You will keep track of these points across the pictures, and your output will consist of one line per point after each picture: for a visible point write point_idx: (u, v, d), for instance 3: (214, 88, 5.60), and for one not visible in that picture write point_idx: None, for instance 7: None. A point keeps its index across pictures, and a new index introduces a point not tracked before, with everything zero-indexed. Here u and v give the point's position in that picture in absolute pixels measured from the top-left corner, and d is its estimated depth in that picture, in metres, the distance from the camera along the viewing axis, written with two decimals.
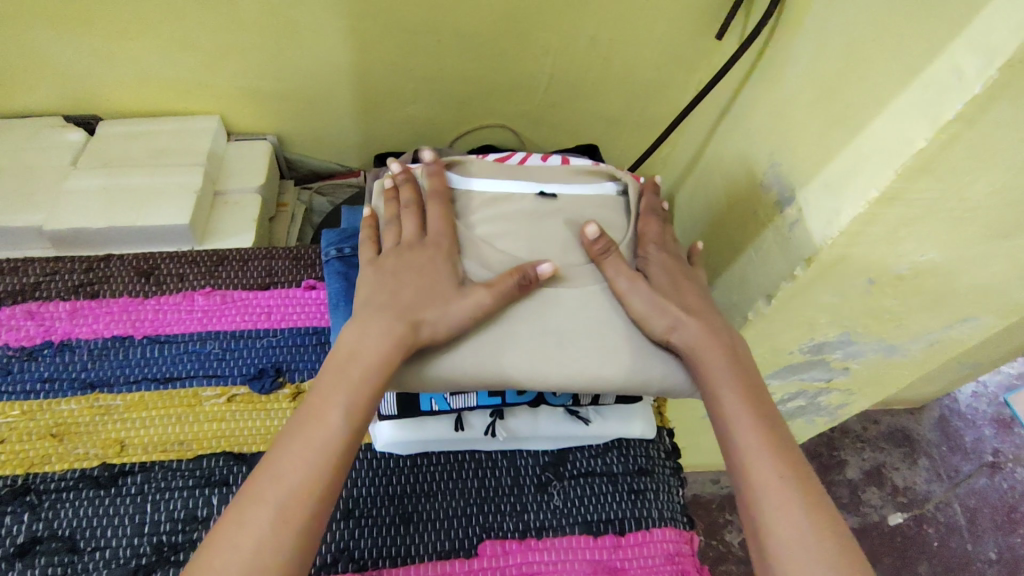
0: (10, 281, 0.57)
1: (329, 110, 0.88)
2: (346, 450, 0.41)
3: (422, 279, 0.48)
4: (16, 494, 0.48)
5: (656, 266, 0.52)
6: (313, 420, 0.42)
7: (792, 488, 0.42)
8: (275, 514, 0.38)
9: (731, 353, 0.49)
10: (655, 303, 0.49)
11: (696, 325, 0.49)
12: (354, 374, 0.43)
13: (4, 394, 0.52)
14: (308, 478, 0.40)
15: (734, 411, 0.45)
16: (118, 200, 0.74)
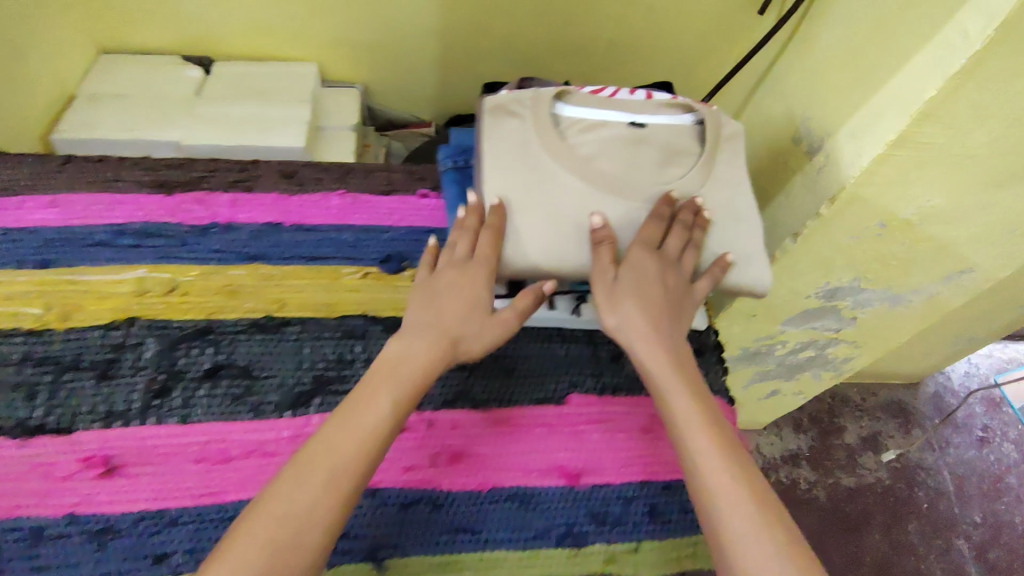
0: (179, 174, 0.68)
1: (413, 63, 1.00)
2: (391, 431, 0.48)
3: (463, 306, 0.54)
4: (200, 332, 0.59)
5: (631, 266, 0.54)
6: (362, 405, 0.48)
7: (742, 487, 0.46)
8: (326, 477, 0.44)
9: (682, 359, 0.53)
10: (612, 302, 0.54)
11: (645, 332, 0.53)
12: (405, 374, 0.50)
13: (185, 259, 0.63)
14: (357, 455, 0.46)
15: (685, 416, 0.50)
16: (241, 125, 0.85)
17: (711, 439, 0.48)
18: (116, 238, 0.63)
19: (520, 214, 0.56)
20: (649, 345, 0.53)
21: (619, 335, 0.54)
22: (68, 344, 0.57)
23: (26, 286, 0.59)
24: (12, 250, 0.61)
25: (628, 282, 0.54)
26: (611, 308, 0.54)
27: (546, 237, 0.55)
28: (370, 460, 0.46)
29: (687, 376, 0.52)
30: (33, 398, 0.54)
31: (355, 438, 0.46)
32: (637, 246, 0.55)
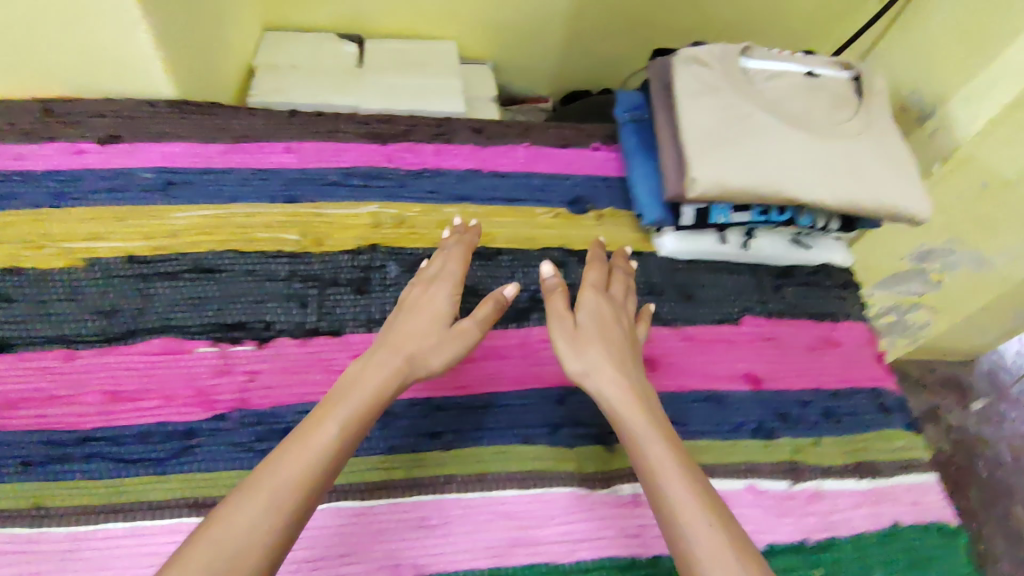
0: (387, 128, 0.77)
1: (542, 42, 1.09)
2: (342, 454, 0.47)
3: (418, 326, 0.57)
4: (431, 258, 0.68)
5: (586, 312, 0.60)
6: (314, 426, 0.47)
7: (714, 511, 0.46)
8: (268, 497, 0.42)
9: (648, 402, 0.53)
10: (576, 348, 0.57)
11: (612, 376, 0.54)
12: (354, 397, 0.50)
13: (406, 198, 0.72)
14: (307, 474, 0.44)
15: (655, 458, 0.49)
16: (406, 93, 0.94)
17: (676, 471, 0.48)
18: (346, 179, 0.72)
19: (713, 139, 0.64)
20: (616, 390, 0.53)
21: (587, 382, 0.55)
22: (325, 264, 0.66)
23: (282, 217, 0.68)
24: (263, 187, 0.70)
25: (588, 329, 0.58)
26: (576, 354, 0.56)
27: (733, 158, 0.63)
28: (318, 489, 0.45)
29: (659, 423, 0.52)
30: (307, 306, 0.63)
31: (302, 460, 0.45)
32: (590, 293, 0.61)
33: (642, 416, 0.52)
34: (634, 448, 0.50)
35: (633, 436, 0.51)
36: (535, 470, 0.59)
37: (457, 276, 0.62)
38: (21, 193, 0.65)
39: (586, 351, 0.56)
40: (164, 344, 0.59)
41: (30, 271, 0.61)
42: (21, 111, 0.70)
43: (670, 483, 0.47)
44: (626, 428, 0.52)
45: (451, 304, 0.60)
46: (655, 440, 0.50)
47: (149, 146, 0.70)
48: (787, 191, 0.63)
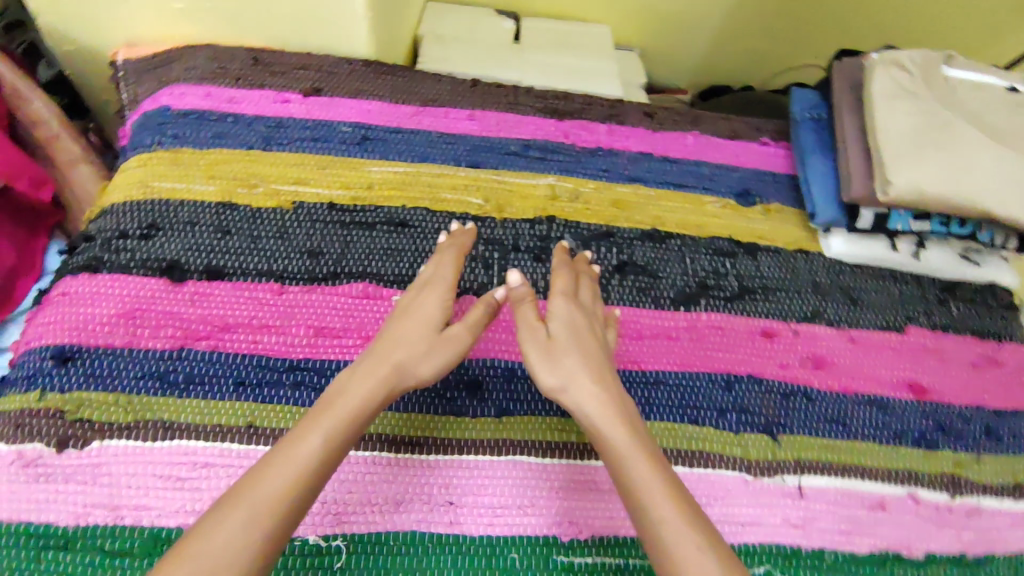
0: (563, 104, 0.79)
1: (693, 33, 1.10)
2: (324, 472, 0.46)
3: (407, 333, 0.55)
4: (604, 235, 0.70)
5: (558, 322, 0.57)
6: (294, 438, 0.46)
7: (711, 543, 0.44)
8: (245, 514, 0.42)
9: (631, 424, 0.51)
10: (551, 362, 0.54)
11: (589, 391, 0.53)
12: (341, 403, 0.49)
13: (580, 173, 0.74)
14: (282, 488, 0.43)
15: (644, 478, 0.47)
16: (565, 73, 0.96)
17: (661, 486, 0.46)
18: (525, 150, 0.74)
19: (907, 144, 0.64)
20: (600, 407, 0.51)
21: (566, 397, 0.53)
22: (506, 230, 0.69)
23: (465, 180, 0.71)
24: (449, 150, 0.73)
25: (563, 340, 0.56)
26: (552, 367, 0.54)
27: (929, 162, 0.63)
28: (300, 506, 0.44)
29: (647, 445, 0.50)
30: (488, 268, 0.66)
31: (286, 471, 0.44)
32: (560, 299, 0.58)
33: (629, 435, 0.50)
34: (617, 464, 0.48)
35: (619, 456, 0.49)
36: (699, 449, 0.58)
37: (450, 279, 0.60)
38: (234, 134, 0.70)
39: (560, 363, 0.54)
40: (364, 289, 0.63)
41: (244, 207, 0.66)
42: (234, 59, 0.75)
43: (658, 508, 0.45)
44: (612, 446, 0.50)
45: (442, 309, 0.58)
46: (641, 459, 0.48)
47: (347, 101, 0.74)
48: (984, 199, 0.63)
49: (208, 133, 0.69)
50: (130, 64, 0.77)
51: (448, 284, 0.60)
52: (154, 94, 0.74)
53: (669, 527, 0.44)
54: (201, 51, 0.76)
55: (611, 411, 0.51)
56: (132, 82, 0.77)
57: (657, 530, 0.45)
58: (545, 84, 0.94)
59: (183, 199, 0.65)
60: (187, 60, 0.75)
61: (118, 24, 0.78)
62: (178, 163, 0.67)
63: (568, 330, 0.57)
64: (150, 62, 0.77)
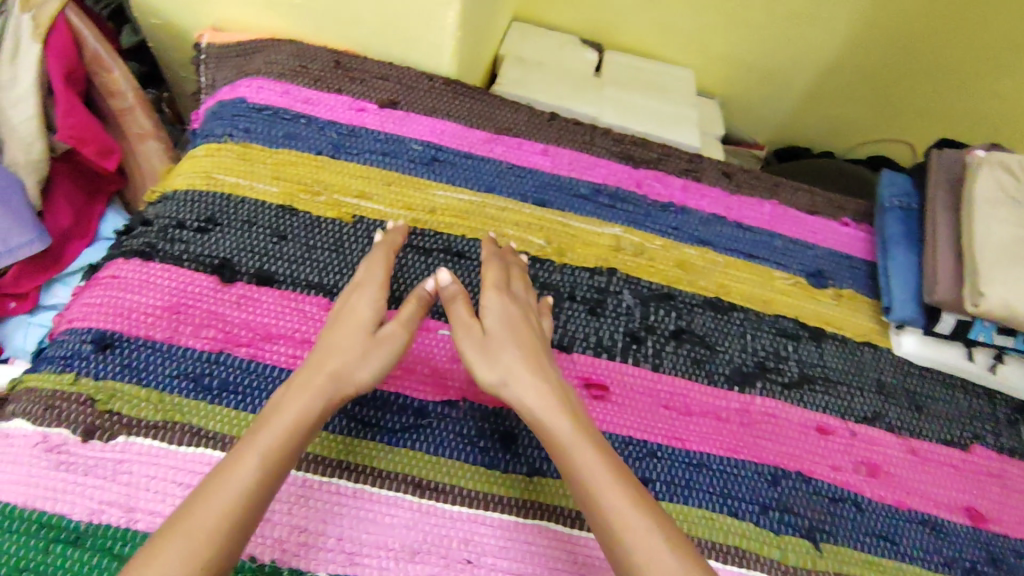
0: (639, 151, 0.77)
1: (780, 90, 1.06)
2: (266, 491, 0.44)
3: (342, 339, 0.54)
4: (664, 296, 0.67)
5: (492, 316, 0.57)
6: (230, 462, 0.45)
7: (678, 548, 0.44)
8: (183, 544, 0.40)
9: (580, 429, 0.50)
10: (488, 358, 0.54)
11: (529, 382, 0.53)
12: (277, 422, 0.47)
13: (649, 228, 0.71)
14: (222, 515, 0.42)
15: (593, 469, 0.47)
16: (642, 114, 0.93)
17: (607, 474, 0.47)
18: (595, 195, 0.72)
19: (1009, 255, 0.61)
20: (538, 397, 0.52)
21: (506, 391, 0.53)
22: (564, 277, 0.66)
23: (530, 218, 0.69)
24: (517, 184, 0.71)
25: (498, 335, 0.55)
26: (491, 362, 0.54)
27: None
28: (245, 526, 0.43)
29: (588, 431, 0.51)
30: None
31: (223, 499, 0.42)
32: (493, 293, 0.58)
33: (568, 424, 0.50)
34: (563, 455, 0.49)
35: (561, 446, 0.49)
36: (738, 547, 0.55)
37: (383, 280, 0.58)
38: (304, 137, 0.69)
39: (497, 358, 0.54)
40: None
41: (303, 214, 0.65)
42: (316, 59, 0.74)
43: (618, 513, 0.45)
44: (554, 436, 0.50)
45: (374, 311, 0.56)
46: (585, 448, 0.49)
47: (422, 118, 0.72)
48: None
49: (279, 133, 0.68)
50: (213, 50, 0.77)
51: (374, 285, 0.58)
52: (231, 84, 0.73)
53: (633, 536, 0.44)
54: (284, 46, 0.75)
55: (555, 404, 0.51)
56: (212, 67, 0.76)
57: (623, 546, 0.44)
58: (620, 123, 0.91)
59: (245, 196, 0.64)
60: (270, 54, 0.75)
61: (208, 7, 0.78)
62: (246, 160, 0.67)
63: (502, 321, 0.57)
64: (234, 50, 0.76)
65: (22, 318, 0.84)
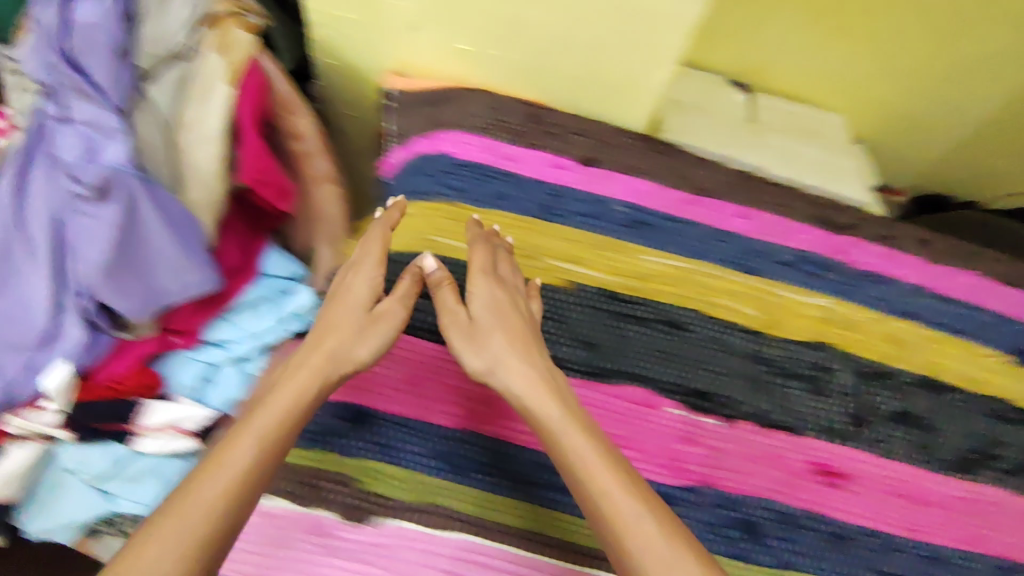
0: (835, 216, 0.75)
1: (928, 137, 1.04)
2: (261, 476, 0.44)
3: (339, 319, 0.55)
4: (880, 374, 0.66)
5: (479, 302, 0.57)
6: (224, 446, 0.45)
7: (665, 524, 0.42)
8: (178, 525, 0.40)
9: (566, 412, 0.49)
10: (477, 345, 0.54)
11: (518, 369, 0.52)
12: (271, 407, 0.48)
13: (855, 299, 0.70)
14: (217, 497, 0.42)
15: (577, 449, 0.46)
16: (807, 164, 0.90)
17: (596, 454, 0.46)
18: (800, 262, 0.70)
19: None
20: (527, 383, 0.51)
21: (495, 378, 0.53)
22: (782, 351, 0.65)
23: (740, 286, 0.68)
24: (723, 249, 0.69)
25: (483, 320, 0.55)
26: (479, 349, 0.54)
27: None
28: (244, 503, 0.43)
29: (577, 416, 0.50)
30: (761, 391, 0.62)
31: (218, 479, 0.42)
32: (480, 279, 0.57)
33: (556, 409, 0.49)
34: (551, 440, 0.48)
35: (551, 433, 0.48)
36: None
37: (379, 257, 0.59)
38: (515, 197, 0.67)
39: (487, 345, 0.54)
40: (642, 396, 0.59)
41: (522, 281, 0.63)
42: (514, 112, 0.72)
43: (608, 496, 0.44)
44: (542, 423, 0.49)
45: (371, 289, 0.58)
46: (574, 432, 0.48)
47: (622, 177, 0.71)
48: None
49: (490, 193, 0.67)
50: (402, 97, 0.75)
51: (370, 265, 0.58)
52: (429, 135, 0.72)
53: (626, 517, 0.43)
54: (478, 97, 0.73)
55: (539, 387, 0.51)
56: (402, 115, 0.75)
57: (608, 523, 0.43)
58: (787, 174, 0.88)
59: (467, 260, 0.64)
60: (466, 105, 0.73)
61: (394, 52, 0.76)
62: (461, 220, 0.66)
63: (490, 308, 0.56)
64: (423, 99, 0.74)
65: (185, 351, 0.84)
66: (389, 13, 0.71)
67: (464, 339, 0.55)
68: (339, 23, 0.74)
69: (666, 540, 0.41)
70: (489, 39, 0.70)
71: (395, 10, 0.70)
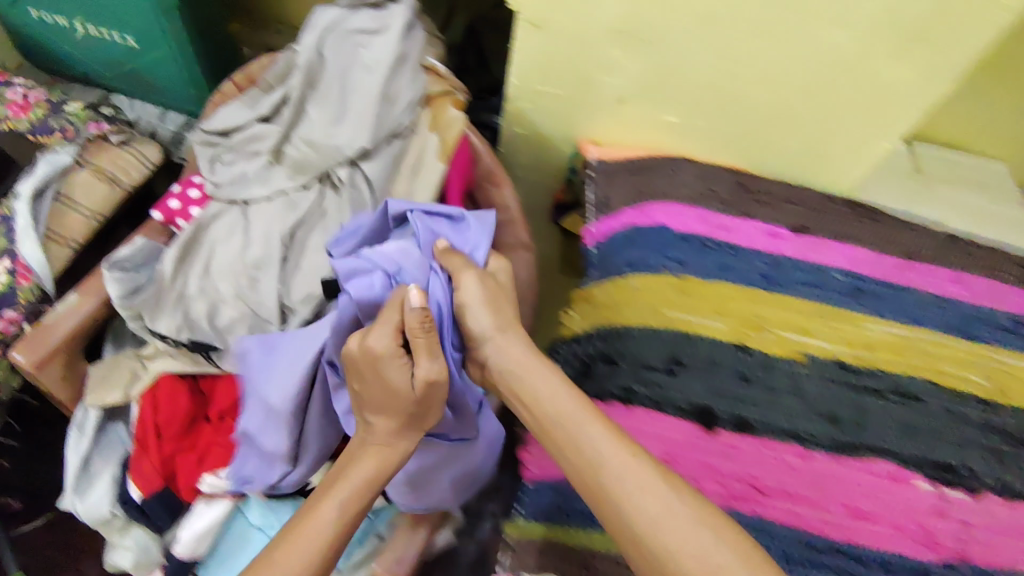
0: None
1: None
2: (340, 536, 0.53)
3: (379, 397, 0.57)
4: None
5: (472, 296, 0.62)
6: (310, 512, 0.53)
7: (658, 480, 0.50)
8: (299, 555, 0.51)
9: (554, 385, 0.58)
10: (488, 328, 0.62)
11: (520, 352, 0.61)
12: (348, 478, 0.56)
13: None
14: (330, 539, 0.52)
15: (610, 460, 0.51)
16: (981, 219, 0.90)
17: (625, 456, 0.51)
18: None
19: None
20: (542, 371, 0.59)
21: (505, 361, 0.61)
22: (1017, 422, 0.64)
23: (964, 353, 0.67)
24: (940, 315, 0.69)
25: (485, 314, 0.62)
26: (498, 330, 0.62)
27: None
28: (342, 533, 0.53)
29: (605, 424, 0.54)
30: (1001, 460, 0.62)
31: (319, 525, 0.52)
32: (468, 277, 0.63)
33: (566, 390, 0.57)
34: (587, 446, 0.53)
35: (586, 440, 0.53)
36: None
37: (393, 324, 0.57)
38: (736, 269, 0.68)
39: (499, 323, 0.62)
40: (890, 470, 0.59)
41: (757, 352, 0.63)
42: (722, 181, 0.74)
43: (642, 511, 0.49)
44: (572, 432, 0.54)
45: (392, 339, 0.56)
46: (606, 440, 0.53)
47: (834, 244, 0.71)
48: None
49: (713, 265, 0.68)
50: (603, 164, 0.77)
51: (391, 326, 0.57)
52: (637, 205, 0.73)
53: (658, 533, 0.47)
54: (684, 167, 0.75)
55: (534, 364, 0.60)
56: (603, 183, 0.76)
57: (653, 537, 0.48)
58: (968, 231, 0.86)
59: (698, 333, 0.63)
60: (673, 174, 0.75)
61: (590, 122, 0.78)
62: (687, 291, 0.66)
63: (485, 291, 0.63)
64: (626, 166, 0.77)
65: None
66: (599, 88, 0.74)
67: (477, 308, 0.62)
68: (543, 96, 0.77)
69: (660, 498, 0.49)
70: (698, 110, 0.72)
71: (605, 87, 0.73)
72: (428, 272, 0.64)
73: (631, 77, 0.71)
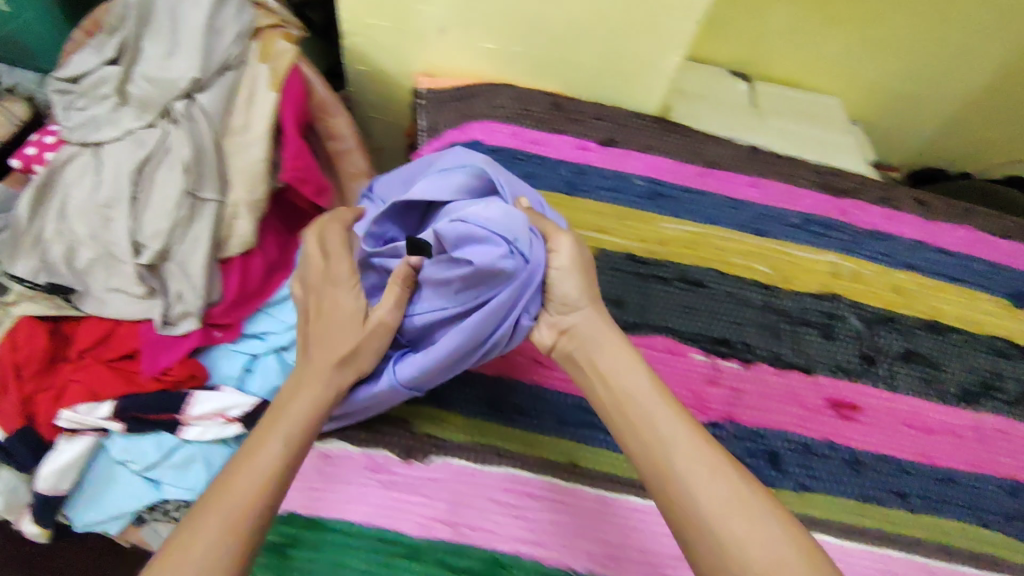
0: (845, 183, 0.82)
1: (920, 112, 1.12)
2: (273, 493, 0.44)
3: (332, 336, 0.53)
4: (884, 318, 0.71)
5: (563, 255, 0.50)
6: (255, 447, 0.46)
7: (710, 459, 0.42)
8: (220, 510, 0.42)
9: (609, 353, 0.49)
10: (579, 294, 0.51)
11: (597, 323, 0.51)
12: (287, 414, 0.49)
13: (865, 254, 0.75)
14: (254, 492, 0.44)
15: (671, 436, 0.44)
16: (804, 145, 0.97)
17: (686, 439, 0.43)
18: (806, 224, 0.76)
19: None
20: (601, 336, 0.50)
21: (575, 331, 0.51)
22: (795, 303, 0.70)
23: (752, 247, 0.73)
24: (733, 214, 0.75)
25: (569, 279, 0.51)
26: (571, 299, 0.51)
27: None
28: (278, 485, 0.45)
29: (667, 404, 0.46)
30: (778, 337, 0.67)
31: (253, 475, 0.44)
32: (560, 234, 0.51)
33: (623, 360, 0.49)
34: (648, 425, 0.45)
35: (643, 416, 0.45)
36: (992, 555, 0.59)
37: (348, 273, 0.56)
38: (541, 176, 0.73)
39: (587, 292, 0.51)
40: (667, 344, 0.64)
41: None
42: (536, 102, 0.79)
43: (699, 492, 0.41)
44: (632, 405, 0.46)
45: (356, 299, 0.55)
46: (659, 415, 0.45)
47: (638, 154, 0.77)
48: None
49: (519, 173, 0.72)
50: (431, 94, 0.81)
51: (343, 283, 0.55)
52: (458, 125, 0.77)
53: (708, 511, 0.40)
54: (504, 90, 0.80)
55: (606, 332, 0.51)
56: (431, 109, 0.80)
57: (716, 533, 0.39)
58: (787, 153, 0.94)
59: None
60: (492, 97, 0.79)
61: (420, 53, 0.82)
62: None
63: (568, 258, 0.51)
64: (452, 93, 0.81)
65: (225, 345, 0.82)
66: (418, 18, 0.77)
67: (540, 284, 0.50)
68: (371, 30, 0.80)
69: (722, 483, 0.41)
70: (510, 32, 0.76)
71: (424, 16, 0.77)
72: (522, 238, 0.48)
73: (444, 4, 0.75)
